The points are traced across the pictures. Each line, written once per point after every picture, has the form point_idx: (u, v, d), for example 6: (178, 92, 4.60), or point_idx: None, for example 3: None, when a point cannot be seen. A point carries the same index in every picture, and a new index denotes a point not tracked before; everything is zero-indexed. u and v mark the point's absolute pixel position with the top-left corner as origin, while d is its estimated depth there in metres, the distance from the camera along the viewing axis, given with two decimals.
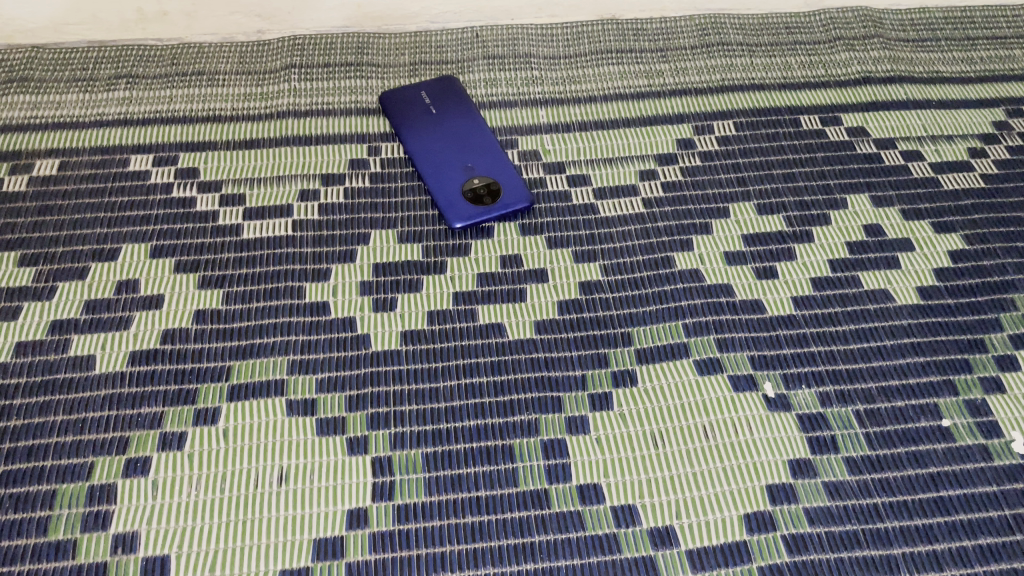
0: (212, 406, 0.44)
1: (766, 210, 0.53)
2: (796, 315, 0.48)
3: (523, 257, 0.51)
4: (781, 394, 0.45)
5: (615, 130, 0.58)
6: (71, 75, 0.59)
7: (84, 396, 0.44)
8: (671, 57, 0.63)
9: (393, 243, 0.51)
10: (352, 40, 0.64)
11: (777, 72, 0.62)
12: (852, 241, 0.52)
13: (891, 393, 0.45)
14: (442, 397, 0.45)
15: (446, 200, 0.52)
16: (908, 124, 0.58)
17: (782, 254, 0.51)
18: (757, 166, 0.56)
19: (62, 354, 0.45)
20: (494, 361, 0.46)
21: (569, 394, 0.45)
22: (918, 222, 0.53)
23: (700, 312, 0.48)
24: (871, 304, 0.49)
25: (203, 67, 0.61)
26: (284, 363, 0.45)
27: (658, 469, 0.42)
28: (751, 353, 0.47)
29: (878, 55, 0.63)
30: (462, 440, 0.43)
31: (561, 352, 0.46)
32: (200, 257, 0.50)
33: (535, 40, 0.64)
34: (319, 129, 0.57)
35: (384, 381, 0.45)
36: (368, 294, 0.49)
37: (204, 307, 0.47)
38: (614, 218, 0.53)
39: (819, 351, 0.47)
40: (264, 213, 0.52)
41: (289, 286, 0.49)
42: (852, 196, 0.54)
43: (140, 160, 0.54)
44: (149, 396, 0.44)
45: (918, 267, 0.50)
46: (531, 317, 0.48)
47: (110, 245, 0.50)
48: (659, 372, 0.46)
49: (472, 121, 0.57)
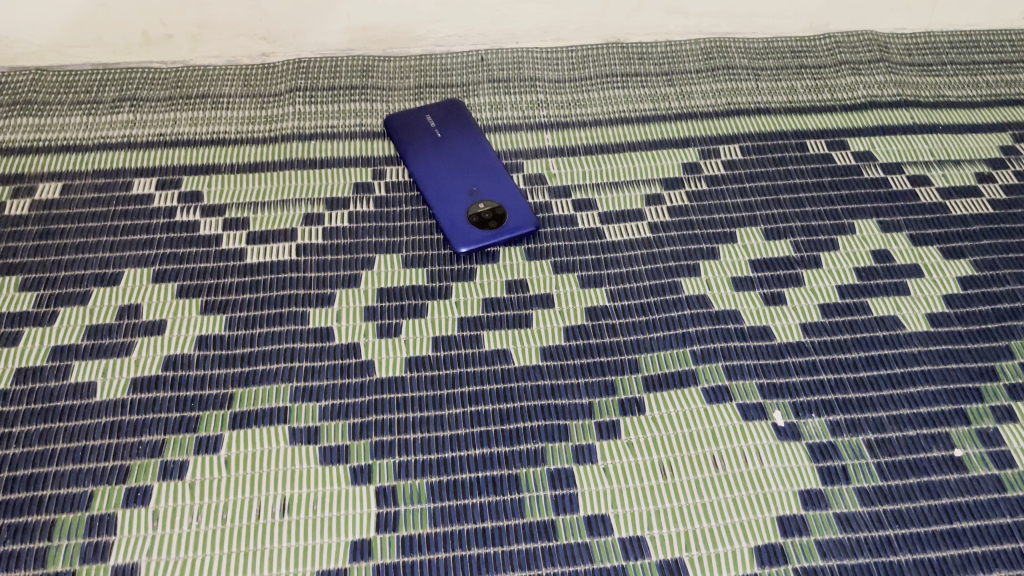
0: (214, 434, 0.43)
1: (773, 235, 0.53)
2: (806, 342, 0.48)
3: (529, 282, 0.50)
4: (790, 423, 0.44)
5: (621, 154, 0.58)
6: (75, 98, 0.59)
7: (85, 425, 0.43)
8: (676, 81, 0.63)
9: (398, 267, 0.51)
10: (357, 63, 0.64)
11: (782, 96, 0.62)
12: (860, 267, 0.51)
13: (902, 422, 0.44)
14: (447, 426, 0.44)
15: (450, 224, 0.52)
16: (915, 148, 0.58)
17: (790, 280, 0.51)
18: (763, 191, 0.55)
19: (63, 381, 0.45)
20: (499, 389, 0.45)
21: (575, 421, 0.44)
22: (926, 248, 0.52)
23: (708, 338, 0.48)
24: (880, 331, 0.48)
25: (207, 90, 0.61)
26: (287, 391, 0.45)
27: (667, 500, 0.42)
28: (760, 381, 0.46)
29: (884, 78, 0.63)
30: (467, 469, 0.42)
31: (568, 379, 0.46)
32: (203, 282, 0.49)
33: (541, 64, 0.64)
34: (324, 153, 0.57)
35: (389, 409, 0.44)
36: (372, 319, 0.48)
37: (208, 333, 0.47)
38: (620, 243, 0.52)
39: (828, 379, 0.46)
40: (267, 237, 0.52)
41: (293, 311, 0.48)
42: (859, 221, 0.54)
43: (143, 184, 0.54)
44: (150, 425, 0.43)
45: (927, 293, 0.50)
46: (537, 343, 0.47)
47: (111, 270, 0.49)
48: (668, 401, 0.45)
49: (478, 145, 0.57)
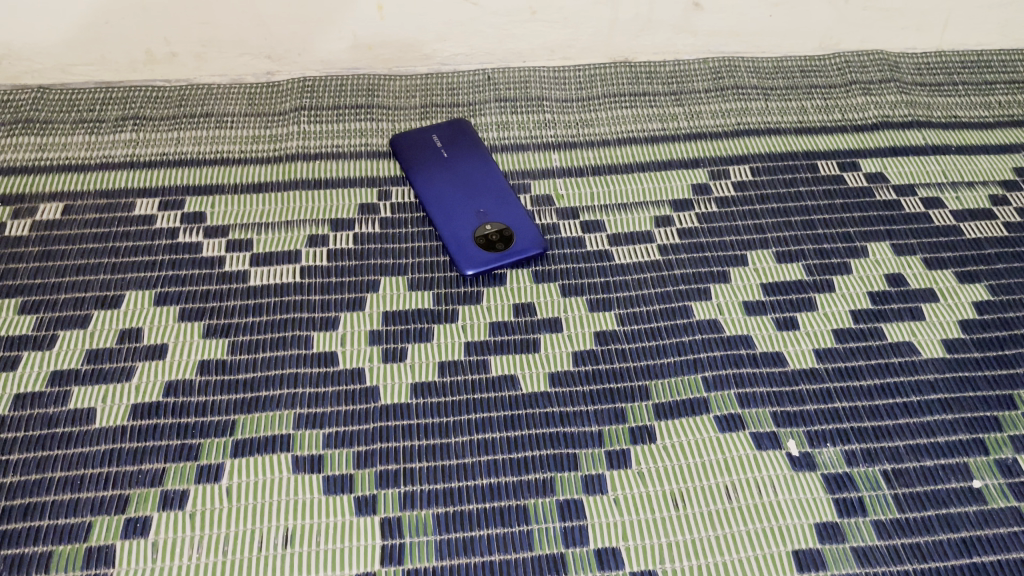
0: (215, 462, 0.42)
1: (785, 258, 0.52)
2: (819, 369, 0.47)
3: (537, 305, 0.50)
4: (805, 452, 0.43)
5: (630, 174, 0.57)
6: (77, 117, 0.59)
7: (84, 452, 0.42)
8: (685, 100, 0.62)
9: (403, 290, 0.50)
10: (363, 82, 0.63)
11: (792, 116, 0.61)
12: (874, 291, 0.50)
13: (920, 451, 0.43)
14: (453, 454, 0.43)
15: (457, 246, 0.51)
16: (928, 170, 0.57)
17: (802, 304, 0.50)
18: (774, 212, 0.54)
19: (63, 407, 0.44)
20: (507, 416, 0.44)
21: (584, 450, 0.43)
22: (941, 271, 0.51)
23: (720, 364, 0.47)
24: (896, 357, 0.47)
25: (211, 109, 0.60)
26: (290, 418, 0.44)
27: (679, 532, 0.41)
28: (773, 410, 0.45)
29: (895, 99, 0.63)
30: (474, 500, 0.41)
31: (577, 407, 0.45)
32: (205, 305, 0.48)
33: (548, 83, 0.64)
34: (329, 173, 0.56)
35: (394, 436, 0.43)
36: (377, 343, 0.47)
37: (209, 357, 0.46)
38: (629, 265, 0.52)
39: (843, 407, 0.45)
40: (271, 259, 0.51)
41: (296, 335, 0.47)
42: (872, 244, 0.53)
43: (145, 204, 0.53)
44: (151, 452, 0.42)
45: (942, 318, 0.49)
46: (545, 368, 0.47)
47: (113, 292, 0.49)
48: (679, 429, 0.44)
49: (484, 165, 0.56)
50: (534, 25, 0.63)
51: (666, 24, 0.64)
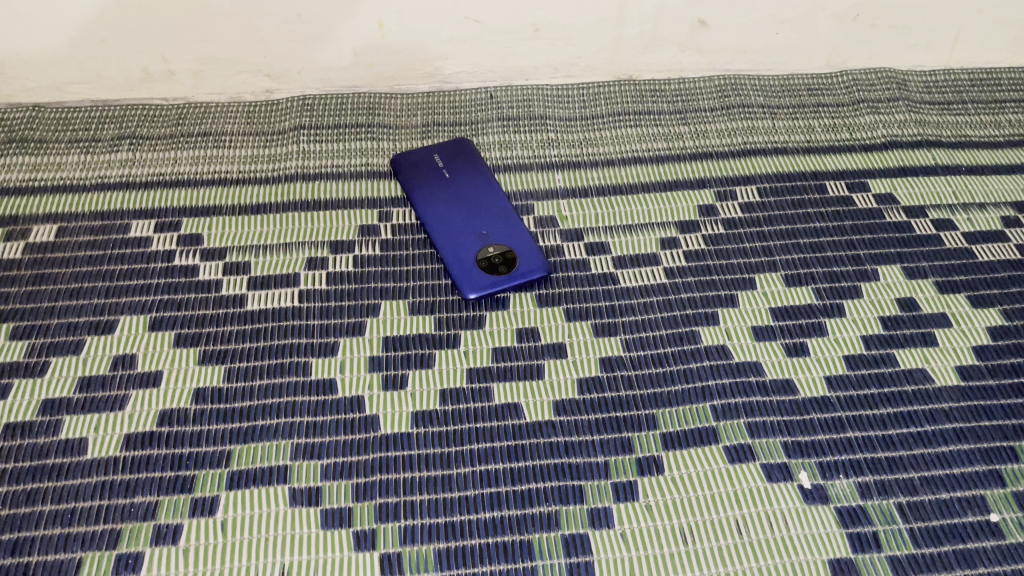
0: (210, 495, 0.41)
1: (794, 281, 0.51)
2: (830, 397, 0.45)
3: (541, 330, 0.48)
4: (817, 485, 0.42)
5: (634, 196, 0.56)
6: (73, 136, 0.58)
7: (76, 484, 0.41)
8: (690, 119, 0.61)
9: (404, 314, 0.49)
10: (364, 100, 0.62)
11: (800, 135, 0.60)
12: (885, 316, 0.49)
13: (935, 483, 0.42)
14: (455, 486, 0.42)
15: (458, 268, 0.50)
16: (938, 190, 0.56)
17: (812, 329, 0.48)
18: (782, 234, 0.53)
19: (54, 437, 0.43)
20: (510, 446, 0.43)
21: (590, 482, 0.42)
22: (954, 295, 0.50)
23: (729, 392, 0.46)
24: (909, 385, 0.46)
25: (209, 128, 0.59)
26: (287, 448, 0.43)
27: (689, 568, 0.39)
28: (784, 439, 0.44)
29: (903, 118, 0.62)
30: (476, 534, 0.40)
31: (582, 437, 0.44)
32: (202, 330, 0.47)
33: (551, 101, 0.63)
34: (329, 194, 0.55)
35: (394, 468, 0.42)
36: (378, 370, 0.46)
37: (205, 385, 0.45)
38: (635, 289, 0.50)
39: (856, 437, 0.44)
40: (269, 283, 0.50)
41: (295, 362, 0.46)
42: (883, 267, 0.52)
43: (141, 226, 0.52)
44: (144, 485, 0.41)
45: (956, 344, 0.48)
46: (550, 397, 0.45)
47: (107, 317, 0.47)
48: (688, 459, 0.43)
49: (487, 186, 0.55)
50: (537, 43, 0.63)
51: (671, 42, 0.64)
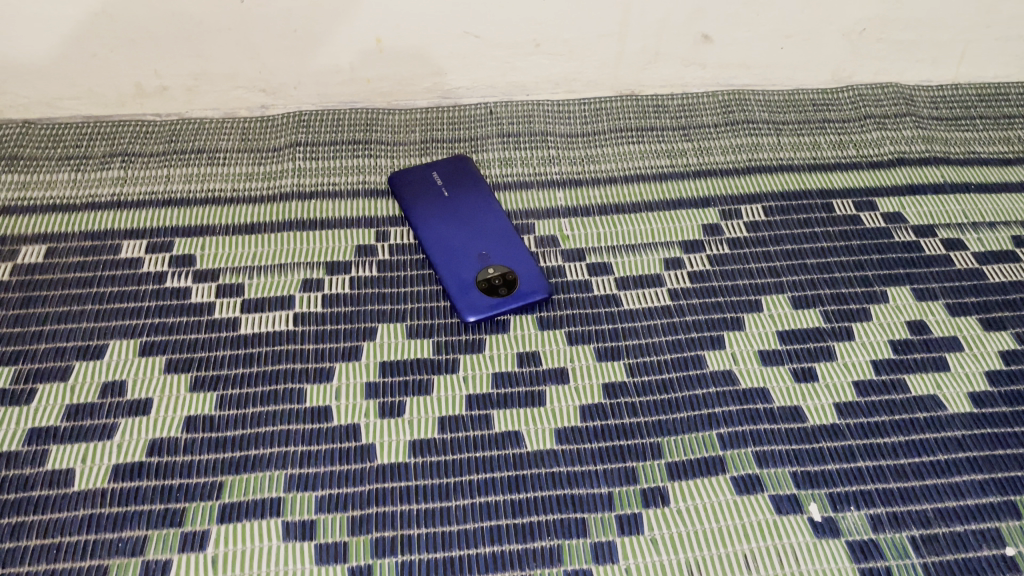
0: (201, 529, 0.40)
1: (802, 303, 0.50)
2: (840, 425, 0.44)
3: (543, 354, 0.47)
4: (828, 517, 0.41)
5: (637, 214, 0.55)
6: (63, 153, 0.57)
7: (62, 518, 0.40)
8: (694, 135, 0.60)
9: (402, 338, 0.47)
10: (362, 116, 0.61)
11: (805, 152, 0.59)
12: (895, 340, 0.48)
13: (948, 515, 0.41)
14: (454, 520, 0.40)
15: (458, 290, 0.49)
16: (948, 209, 0.55)
17: (820, 354, 0.47)
18: (788, 254, 0.52)
19: (39, 468, 0.41)
20: (511, 477, 0.42)
21: (593, 515, 0.41)
22: (965, 318, 0.49)
23: (735, 420, 0.44)
24: (921, 413, 0.45)
25: (203, 145, 0.58)
26: (281, 479, 0.41)
27: None
28: (793, 470, 0.42)
29: (911, 134, 0.60)
30: (475, 570, 0.39)
31: (585, 467, 0.42)
32: (193, 355, 0.46)
33: (552, 117, 0.62)
34: (325, 213, 0.54)
35: (390, 500, 0.41)
36: (375, 397, 0.45)
37: (196, 413, 0.44)
38: (638, 311, 0.49)
39: (867, 467, 0.42)
40: (263, 305, 0.48)
41: (289, 389, 0.45)
42: (893, 288, 0.50)
43: (133, 247, 0.51)
44: (133, 519, 0.40)
45: (968, 369, 0.47)
46: (551, 424, 0.44)
47: (96, 342, 0.46)
48: (694, 490, 0.42)
49: (487, 204, 0.54)
50: (538, 58, 0.61)
51: (674, 57, 0.62)
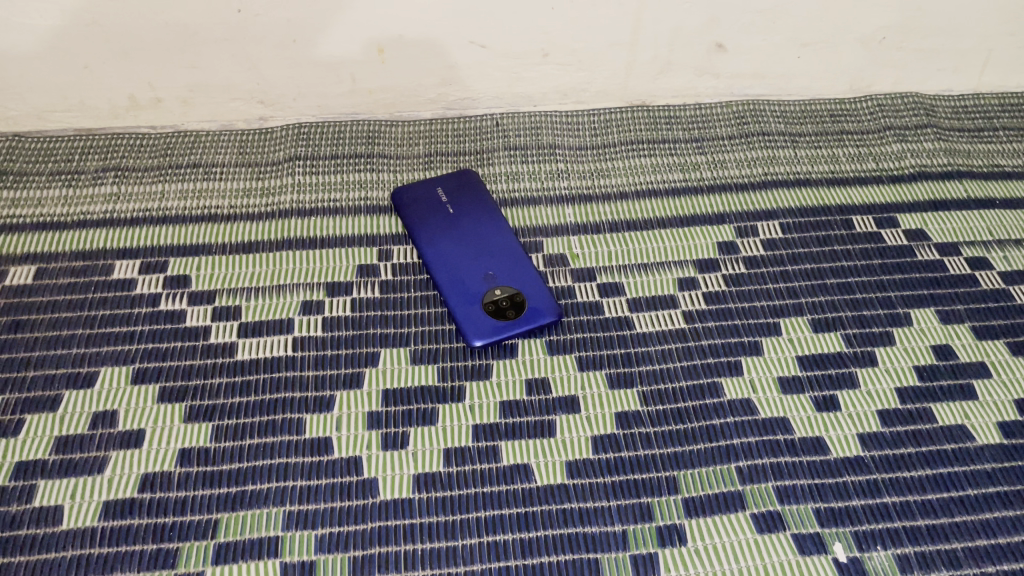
0: (195, 571, 0.38)
1: (822, 326, 0.48)
2: (865, 457, 0.42)
3: (553, 381, 0.45)
4: (854, 558, 0.39)
5: (650, 232, 0.53)
6: (54, 169, 0.55)
7: (50, 559, 0.38)
8: (708, 148, 0.58)
9: (406, 364, 0.45)
10: (364, 128, 0.59)
11: (823, 165, 0.57)
12: (921, 365, 0.46)
13: (980, 555, 0.39)
14: (460, 560, 0.38)
15: (464, 312, 0.47)
16: (973, 225, 0.53)
17: (843, 380, 0.45)
18: (807, 275, 0.50)
19: (27, 505, 0.39)
20: (520, 514, 0.40)
21: (607, 555, 0.39)
22: (992, 342, 0.47)
23: (756, 453, 0.42)
24: (949, 444, 0.43)
25: (199, 159, 0.56)
26: (279, 517, 0.40)
27: None
28: (816, 506, 0.41)
29: (932, 146, 0.58)
30: None
31: (597, 503, 0.40)
32: (188, 382, 0.44)
33: (560, 129, 0.59)
34: (326, 231, 0.52)
35: (393, 540, 0.39)
36: (377, 428, 0.43)
37: (191, 445, 0.42)
38: (651, 335, 0.47)
39: (893, 504, 0.41)
40: (261, 329, 0.46)
41: (288, 419, 0.43)
42: (916, 310, 0.48)
43: (126, 267, 0.49)
44: (124, 560, 0.38)
45: (997, 398, 0.45)
46: (561, 457, 0.42)
47: (86, 368, 0.44)
48: (714, 528, 0.40)
49: (494, 221, 0.52)
50: (545, 68, 0.59)
51: (687, 67, 0.60)
